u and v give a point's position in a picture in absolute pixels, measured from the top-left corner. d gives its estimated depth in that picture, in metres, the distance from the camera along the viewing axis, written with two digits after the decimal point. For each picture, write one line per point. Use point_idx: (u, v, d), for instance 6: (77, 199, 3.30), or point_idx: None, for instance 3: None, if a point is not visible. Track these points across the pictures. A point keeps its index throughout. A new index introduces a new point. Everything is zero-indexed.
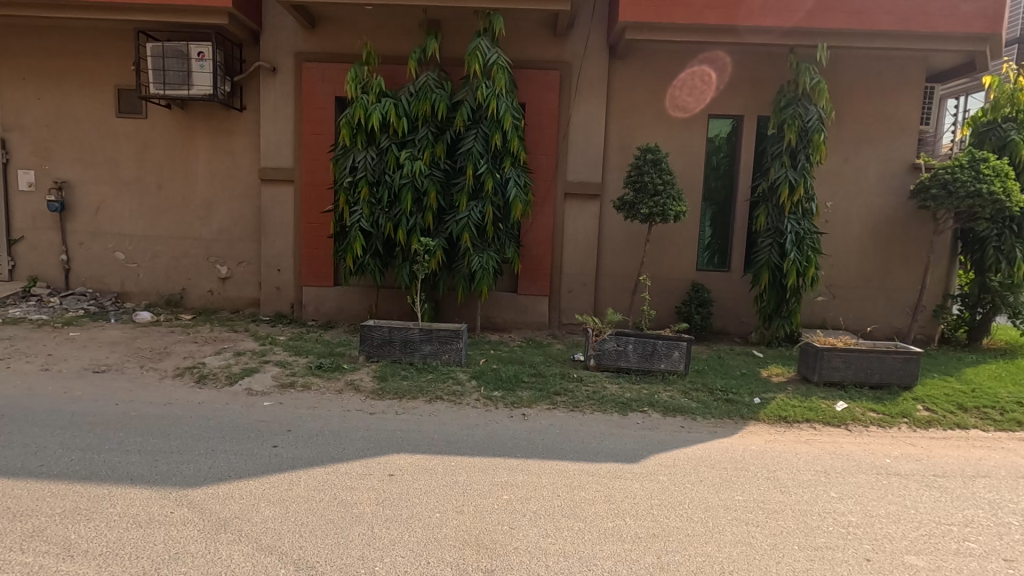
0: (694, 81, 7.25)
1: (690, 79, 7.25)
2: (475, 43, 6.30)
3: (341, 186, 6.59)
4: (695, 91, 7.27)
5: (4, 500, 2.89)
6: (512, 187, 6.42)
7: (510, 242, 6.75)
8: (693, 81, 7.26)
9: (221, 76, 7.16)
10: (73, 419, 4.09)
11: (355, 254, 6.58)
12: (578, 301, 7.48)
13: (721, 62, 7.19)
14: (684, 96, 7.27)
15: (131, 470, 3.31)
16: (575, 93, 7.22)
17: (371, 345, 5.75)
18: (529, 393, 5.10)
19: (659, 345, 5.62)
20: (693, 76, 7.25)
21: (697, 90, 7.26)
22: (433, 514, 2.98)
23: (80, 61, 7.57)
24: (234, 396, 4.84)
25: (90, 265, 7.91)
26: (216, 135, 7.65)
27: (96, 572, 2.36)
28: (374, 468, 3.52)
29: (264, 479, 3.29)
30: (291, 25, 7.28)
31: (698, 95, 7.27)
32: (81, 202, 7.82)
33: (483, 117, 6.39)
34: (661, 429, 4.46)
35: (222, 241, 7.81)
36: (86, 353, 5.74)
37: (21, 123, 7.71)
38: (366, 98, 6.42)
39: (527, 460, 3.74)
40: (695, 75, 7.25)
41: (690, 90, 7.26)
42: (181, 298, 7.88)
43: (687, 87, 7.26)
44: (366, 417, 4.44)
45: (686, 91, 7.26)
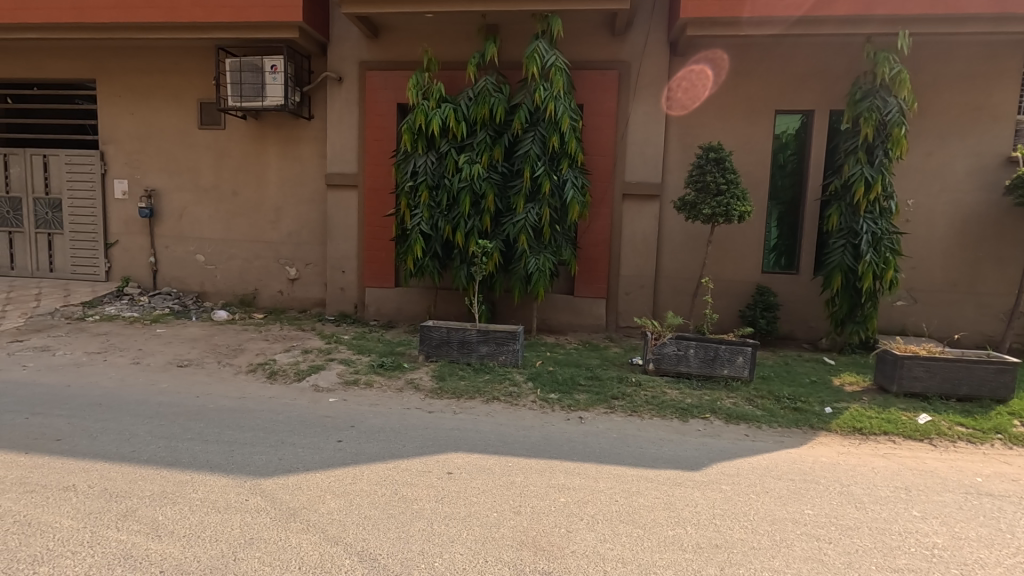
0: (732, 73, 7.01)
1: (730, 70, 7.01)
2: (533, 46, 6.32)
3: (402, 190, 6.77)
4: (722, 84, 7.03)
5: (102, 481, 3.16)
6: (569, 189, 6.40)
7: (567, 244, 6.72)
8: (728, 74, 7.02)
9: (291, 87, 7.53)
10: (159, 409, 4.42)
11: (414, 256, 6.74)
12: (636, 304, 7.36)
13: (759, 54, 6.92)
14: (701, 89, 7.07)
15: (210, 459, 3.54)
16: (633, 91, 7.10)
17: (429, 346, 5.87)
18: (585, 396, 5.06)
19: (722, 350, 5.44)
20: (720, 69, 7.03)
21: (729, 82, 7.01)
22: (491, 514, 3.00)
23: (166, 78, 8.18)
24: (302, 392, 5.07)
25: (175, 267, 8.52)
26: (286, 144, 8.06)
27: (181, 552, 2.53)
28: (432, 466, 3.59)
29: (329, 472, 3.43)
30: (355, 36, 7.57)
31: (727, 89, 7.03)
32: (168, 209, 8.44)
33: (541, 119, 6.39)
34: (723, 437, 4.30)
35: (291, 244, 8.21)
36: (171, 349, 6.17)
37: (116, 136, 8.41)
38: (426, 104, 6.55)
39: (584, 464, 3.71)
40: (726, 69, 7.01)
41: (717, 84, 7.04)
42: (254, 297, 8.34)
43: (720, 80, 7.04)
44: (426, 416, 4.54)
45: (690, 86, 7.09)
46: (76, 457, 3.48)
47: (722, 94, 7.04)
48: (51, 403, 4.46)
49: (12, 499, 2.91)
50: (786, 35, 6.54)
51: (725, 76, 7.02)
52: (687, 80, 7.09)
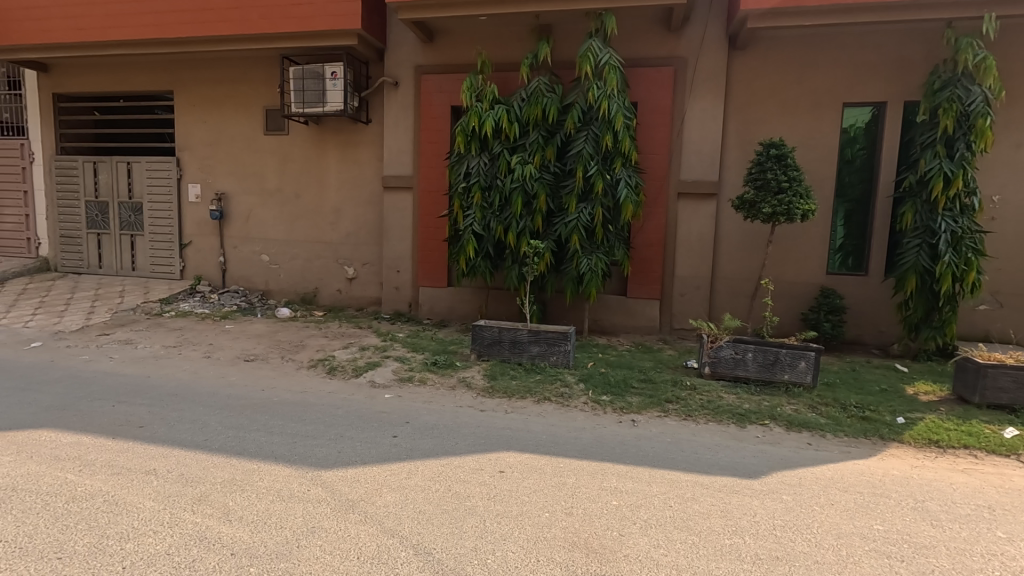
0: (794, 66, 6.71)
1: (792, 64, 6.71)
2: (587, 44, 6.27)
3: (456, 192, 6.88)
4: (784, 77, 6.75)
5: (178, 467, 3.38)
6: (623, 188, 6.32)
7: (620, 244, 6.64)
8: (791, 66, 6.72)
9: (350, 92, 7.79)
10: (229, 401, 4.68)
11: (467, 256, 6.83)
12: (691, 305, 7.18)
13: (823, 45, 6.62)
14: (761, 84, 6.82)
15: (275, 449, 3.72)
16: (689, 88, 6.92)
17: (481, 345, 5.94)
18: (638, 399, 4.99)
19: (783, 355, 5.22)
20: (782, 63, 6.74)
21: (792, 75, 6.72)
22: (543, 514, 3.01)
23: (235, 87, 8.64)
24: (359, 387, 5.25)
25: (242, 266, 8.99)
26: (345, 148, 8.35)
27: (250, 537, 2.67)
28: (485, 464, 3.64)
29: (386, 466, 3.53)
30: (411, 41, 7.75)
31: (789, 82, 6.74)
32: (236, 211, 8.91)
33: (594, 118, 6.34)
34: (783, 445, 4.14)
35: (349, 244, 8.49)
36: (238, 344, 6.52)
37: (191, 143, 8.95)
38: (480, 105, 6.62)
39: (637, 468, 3.66)
40: (789, 62, 6.71)
41: (777, 78, 6.77)
42: (314, 296, 8.69)
43: (782, 73, 6.75)
44: (477, 414, 4.61)
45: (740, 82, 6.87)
46: (155, 443, 3.74)
47: (785, 87, 6.76)
48: (133, 392, 4.81)
49: (101, 479, 3.16)
50: (854, 23, 6.20)
51: (788, 69, 6.73)
52: (742, 76, 6.86)
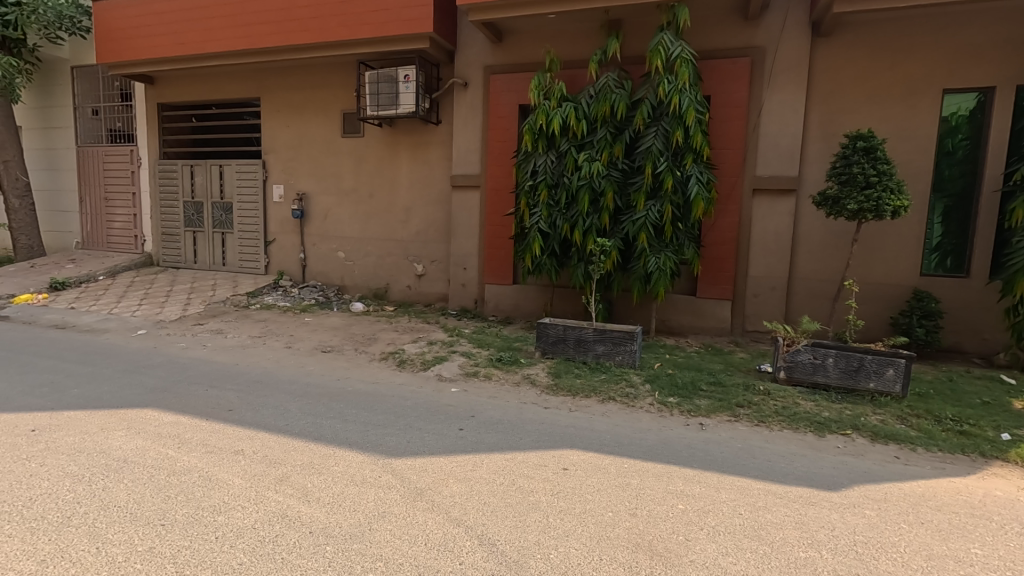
0: (887, 51, 6.24)
1: (884, 49, 6.25)
2: (658, 38, 6.14)
3: (523, 190, 6.93)
4: (875, 63, 6.30)
5: (263, 448, 3.63)
6: (693, 184, 6.13)
7: (690, 242, 6.46)
8: (883, 51, 6.26)
9: (422, 94, 8.04)
10: (308, 389, 4.97)
11: (533, 254, 6.87)
12: (766, 307, 6.85)
13: (921, 27, 6.12)
14: (848, 72, 6.40)
15: (348, 436, 3.92)
16: (768, 78, 6.60)
17: (546, 342, 5.97)
18: (707, 402, 4.83)
19: (868, 361, 4.89)
20: (873, 48, 6.29)
21: (884, 61, 6.26)
22: (606, 513, 2.99)
23: (316, 92, 9.12)
24: (427, 380, 5.42)
25: (320, 263, 9.49)
26: (416, 148, 8.62)
27: (327, 517, 2.83)
28: (548, 460, 3.66)
29: (452, 458, 3.64)
30: (481, 41, 7.87)
31: (881, 69, 6.28)
32: (315, 210, 9.42)
33: (664, 114, 6.20)
34: (867, 457, 3.88)
35: (419, 242, 8.76)
36: (316, 336, 6.90)
37: (276, 146, 9.54)
38: (548, 103, 6.63)
39: (705, 472, 3.56)
40: (881, 47, 6.26)
41: (866, 64, 6.32)
42: (385, 291, 9.02)
43: (872, 59, 6.30)
44: (541, 412, 4.63)
45: (824, 71, 6.48)
46: (243, 426, 4.03)
47: (876, 74, 6.30)
48: (224, 378, 5.21)
49: (197, 456, 3.46)
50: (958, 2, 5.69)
51: (879, 54, 6.27)
52: (827, 63, 6.47)
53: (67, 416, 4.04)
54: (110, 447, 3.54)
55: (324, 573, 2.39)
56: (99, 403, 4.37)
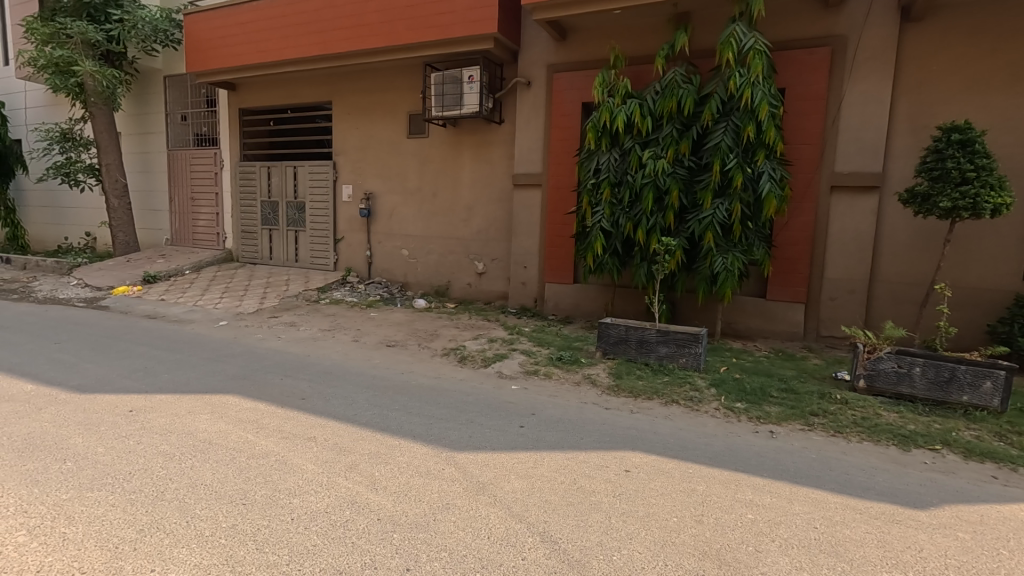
0: (987, 35, 5.75)
1: (984, 33, 5.76)
2: (730, 30, 5.92)
3: (585, 188, 6.87)
4: (972, 50, 5.81)
5: (333, 436, 3.79)
6: (765, 181, 5.88)
7: (760, 242, 6.20)
8: (982, 36, 5.77)
9: (485, 94, 8.13)
10: (374, 381, 5.16)
11: (594, 253, 6.80)
12: (843, 311, 6.46)
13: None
14: (941, 60, 5.93)
15: (412, 428, 4.02)
16: (849, 69, 6.22)
17: (607, 343, 5.89)
18: (778, 409, 4.62)
19: (961, 372, 4.53)
20: (971, 33, 5.81)
21: (984, 47, 5.77)
22: (670, 518, 2.92)
23: (383, 95, 9.41)
24: (488, 376, 5.48)
25: (385, 260, 9.79)
26: (479, 148, 8.73)
27: (393, 505, 2.92)
28: (610, 461, 3.62)
29: (513, 454, 3.66)
30: (545, 40, 7.87)
31: (980, 55, 5.79)
32: (381, 209, 9.73)
33: (735, 108, 5.97)
34: (958, 475, 3.58)
35: (480, 240, 8.86)
36: (382, 331, 7.13)
37: (346, 148, 9.94)
38: (612, 100, 6.54)
39: (775, 482, 3.40)
40: (980, 32, 5.77)
41: (962, 51, 5.85)
42: (446, 288, 9.19)
43: (969, 45, 5.82)
44: (602, 412, 4.57)
45: (915, 59, 6.04)
46: (315, 414, 4.23)
47: (975, 61, 5.81)
48: (296, 368, 5.48)
49: (274, 441, 3.66)
50: None
51: (978, 40, 5.79)
52: (918, 51, 6.02)
53: (158, 398, 4.37)
54: (197, 429, 3.81)
55: (392, 559, 2.46)
56: (186, 387, 4.71)
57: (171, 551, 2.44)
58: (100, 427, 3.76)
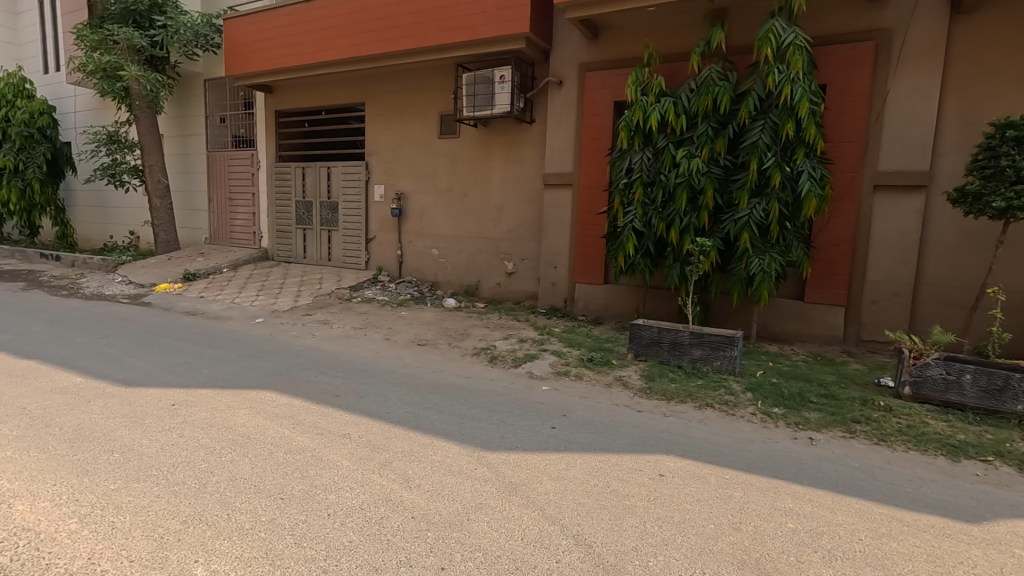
0: None
1: None
2: (769, 25, 5.78)
3: (617, 188, 6.80)
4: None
5: (367, 433, 3.84)
6: (805, 180, 5.71)
7: (798, 243, 6.03)
8: None
9: (517, 94, 8.13)
10: (406, 379, 5.21)
11: (626, 253, 6.72)
12: (886, 315, 6.24)
13: None
14: (994, 52, 5.67)
15: (444, 427, 4.04)
16: (895, 63, 6.00)
17: (639, 344, 5.81)
18: (817, 415, 4.48)
19: (1015, 380, 4.32)
20: None
21: None
22: (707, 525, 2.86)
23: (415, 96, 9.50)
24: (518, 377, 5.48)
25: (415, 259, 9.88)
26: (510, 148, 8.72)
27: (427, 504, 2.94)
28: (643, 465, 3.56)
29: (546, 455, 3.64)
30: (577, 38, 7.81)
31: None
32: (412, 209, 9.82)
33: (774, 105, 5.82)
34: (1013, 489, 3.41)
35: (510, 240, 8.85)
36: (413, 329, 7.19)
37: (378, 149, 10.06)
38: (646, 99, 6.46)
39: (815, 491, 3.30)
40: None
41: (1017, 43, 5.58)
42: (476, 288, 9.21)
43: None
44: (634, 415, 4.51)
45: (967, 52, 5.78)
46: (349, 411, 4.29)
47: None
48: (330, 365, 5.56)
49: (310, 437, 3.72)
50: None
51: None
52: (969, 44, 5.76)
53: (199, 393, 4.49)
54: (236, 423, 3.90)
55: (426, 557, 2.47)
56: (225, 383, 4.84)
57: (214, 543, 2.49)
58: (145, 419, 3.88)
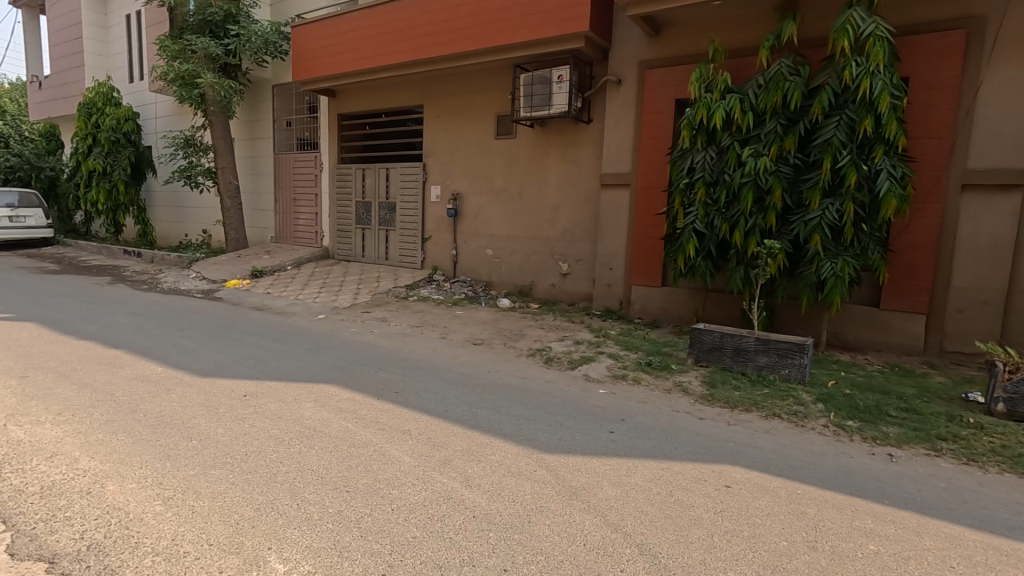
0: None
1: None
2: (846, 16, 5.49)
3: (678, 188, 6.63)
4: None
5: (427, 430, 3.89)
6: (884, 180, 5.36)
7: (875, 246, 5.67)
8: None
9: (574, 93, 8.06)
10: (463, 378, 5.25)
11: (686, 255, 6.53)
12: (974, 325, 5.78)
13: None
14: None
15: (502, 427, 4.04)
16: (988, 53, 5.57)
17: (700, 349, 5.63)
18: (897, 431, 4.19)
19: None
20: None
21: None
22: (780, 542, 2.72)
23: (473, 98, 9.59)
24: (574, 379, 5.41)
25: (470, 259, 9.96)
26: (567, 148, 8.66)
27: (488, 504, 2.94)
28: (708, 475, 3.43)
29: (605, 460, 3.57)
30: (637, 36, 7.67)
31: None
32: (468, 210, 9.91)
33: (851, 100, 5.51)
34: None
35: (565, 241, 8.78)
36: (468, 328, 7.26)
37: (435, 150, 10.22)
38: (710, 96, 6.26)
39: (898, 512, 3.08)
40: None
41: None
42: (530, 288, 9.19)
43: None
44: (695, 422, 4.37)
45: None
46: (409, 407, 4.36)
47: None
48: (390, 362, 5.68)
49: (372, 432, 3.80)
50: None
51: None
52: None
53: (268, 385, 4.69)
54: (303, 415, 4.04)
55: (489, 558, 2.47)
56: (291, 376, 5.03)
57: (286, 531, 2.57)
58: (219, 409, 4.08)
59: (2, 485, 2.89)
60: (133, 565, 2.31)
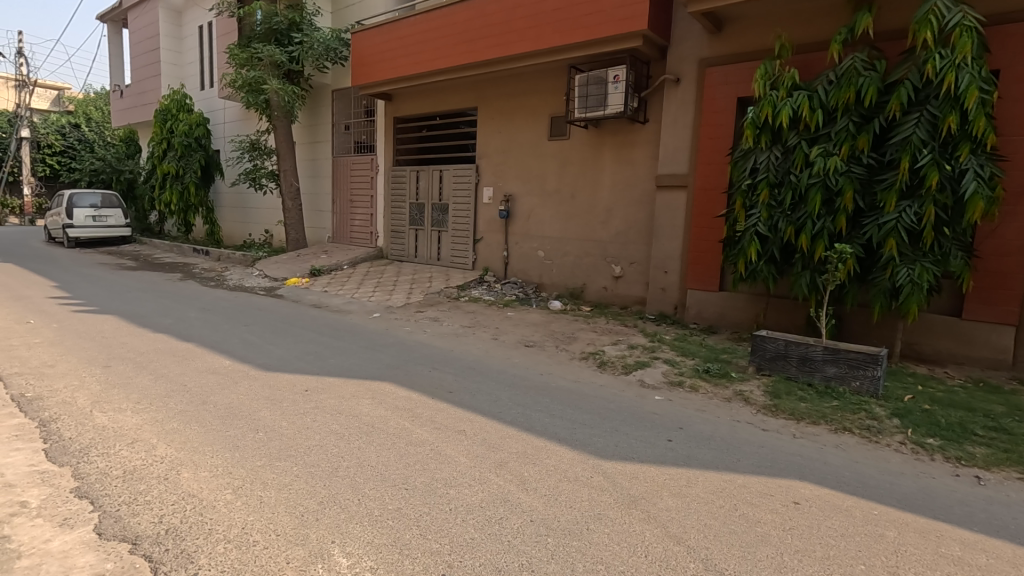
0: None
1: None
2: (929, 6, 5.15)
3: (739, 189, 6.39)
4: None
5: (480, 431, 3.90)
6: (970, 180, 4.99)
7: (958, 251, 5.28)
8: None
9: (631, 93, 7.93)
10: (515, 379, 5.24)
11: (747, 259, 6.28)
12: None
13: None
14: None
15: (557, 431, 4.00)
16: None
17: (762, 357, 5.39)
18: (984, 452, 3.88)
19: None
20: None
21: None
22: (857, 565, 2.55)
23: (527, 99, 9.60)
24: (629, 384, 5.30)
25: (521, 261, 9.95)
26: (622, 149, 8.52)
27: (545, 508, 2.90)
28: (774, 490, 3.27)
29: (664, 469, 3.47)
30: (698, 33, 7.47)
31: None
32: (519, 211, 9.92)
33: (933, 96, 5.16)
34: None
35: (618, 243, 8.63)
36: (519, 330, 7.24)
37: (488, 151, 10.28)
38: (776, 93, 6.00)
39: (989, 540, 2.84)
40: None
41: None
42: (581, 291, 9.09)
43: None
44: (758, 433, 4.19)
45: None
46: (462, 407, 4.39)
47: None
48: (443, 362, 5.73)
49: (428, 431, 3.83)
50: None
51: None
52: None
53: (328, 381, 4.82)
54: (361, 412, 4.12)
55: (548, 564, 2.43)
56: (349, 372, 5.15)
57: (347, 526, 2.62)
58: (283, 402, 4.23)
59: (90, 468, 3.09)
60: (207, 550, 2.40)
